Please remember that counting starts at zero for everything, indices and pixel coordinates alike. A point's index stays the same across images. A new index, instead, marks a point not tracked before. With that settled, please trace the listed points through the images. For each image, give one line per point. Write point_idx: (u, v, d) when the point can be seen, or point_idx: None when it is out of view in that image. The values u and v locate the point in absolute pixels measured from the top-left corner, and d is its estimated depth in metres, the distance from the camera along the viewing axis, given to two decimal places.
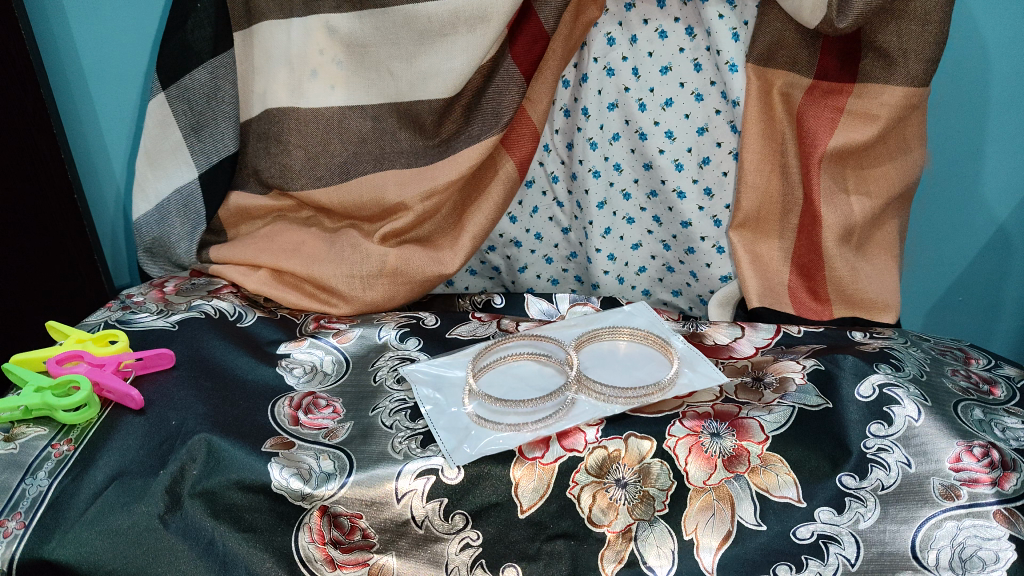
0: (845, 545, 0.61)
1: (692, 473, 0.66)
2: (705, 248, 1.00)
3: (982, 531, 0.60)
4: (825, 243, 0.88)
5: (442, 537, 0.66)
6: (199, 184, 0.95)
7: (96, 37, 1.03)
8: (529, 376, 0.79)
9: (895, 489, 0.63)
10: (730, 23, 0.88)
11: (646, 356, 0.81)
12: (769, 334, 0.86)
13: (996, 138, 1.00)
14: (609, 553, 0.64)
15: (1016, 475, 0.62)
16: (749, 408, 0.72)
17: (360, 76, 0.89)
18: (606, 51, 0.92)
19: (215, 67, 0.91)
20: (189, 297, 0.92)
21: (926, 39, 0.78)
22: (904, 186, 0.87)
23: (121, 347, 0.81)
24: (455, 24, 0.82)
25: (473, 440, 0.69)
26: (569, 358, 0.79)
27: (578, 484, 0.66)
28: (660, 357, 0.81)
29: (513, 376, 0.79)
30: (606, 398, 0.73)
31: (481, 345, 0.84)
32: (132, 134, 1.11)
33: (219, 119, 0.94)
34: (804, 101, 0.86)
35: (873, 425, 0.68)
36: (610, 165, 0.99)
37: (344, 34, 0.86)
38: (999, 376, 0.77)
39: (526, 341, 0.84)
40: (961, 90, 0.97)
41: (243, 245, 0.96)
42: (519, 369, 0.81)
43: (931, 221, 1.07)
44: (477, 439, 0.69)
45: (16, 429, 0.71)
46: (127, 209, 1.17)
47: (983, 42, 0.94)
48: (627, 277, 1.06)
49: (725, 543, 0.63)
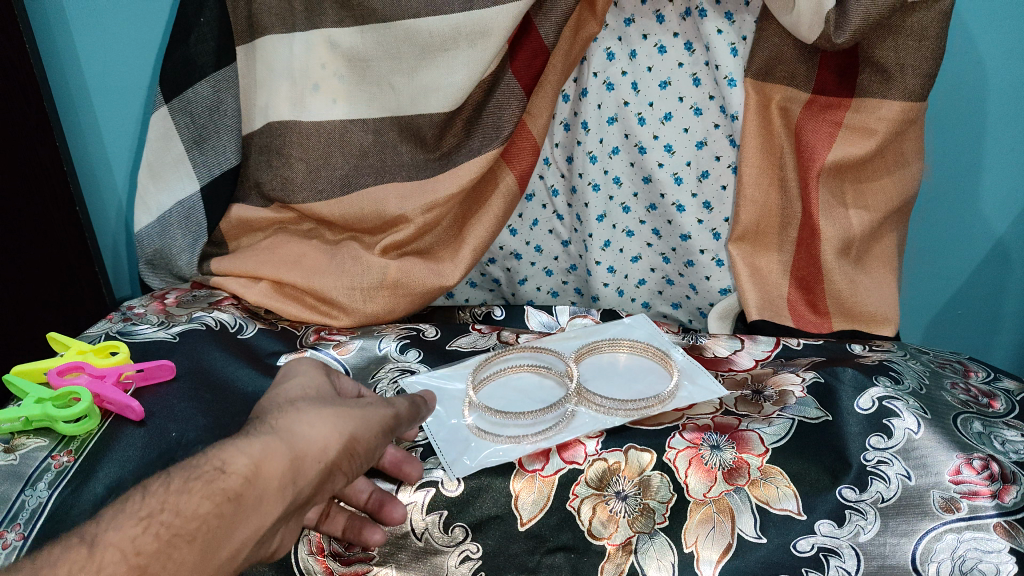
0: (846, 558, 0.61)
1: (692, 485, 0.66)
2: (704, 262, 1.00)
3: (983, 544, 0.60)
4: (824, 256, 0.88)
5: (442, 549, 0.65)
6: (200, 196, 0.96)
7: (99, 50, 1.04)
8: (528, 388, 0.80)
9: (895, 502, 0.63)
10: (729, 38, 0.89)
11: (646, 367, 0.82)
12: (769, 346, 0.86)
13: (993, 152, 1.00)
14: (609, 566, 0.64)
15: (1016, 488, 0.63)
16: (749, 421, 0.72)
17: (361, 89, 0.89)
18: (606, 66, 0.93)
19: (218, 81, 0.92)
20: (189, 309, 0.93)
21: (923, 54, 0.79)
22: (903, 200, 0.87)
23: (121, 358, 0.81)
24: (456, 39, 0.83)
25: (473, 452, 0.69)
26: (569, 370, 0.79)
27: (578, 496, 0.66)
28: (660, 368, 0.82)
29: (512, 388, 0.80)
30: (605, 410, 0.74)
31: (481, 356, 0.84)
32: (134, 146, 1.12)
33: (221, 132, 0.94)
34: (803, 115, 0.87)
35: (873, 438, 0.68)
36: (610, 178, 1.00)
37: (346, 49, 0.87)
38: (998, 389, 0.78)
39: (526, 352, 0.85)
40: (959, 103, 0.98)
41: (243, 257, 0.96)
42: (518, 381, 0.82)
43: (929, 234, 1.08)
44: (477, 451, 0.70)
45: (16, 440, 0.72)
46: (128, 221, 1.17)
47: (980, 57, 0.95)
48: (627, 290, 1.06)
49: (726, 556, 0.62)
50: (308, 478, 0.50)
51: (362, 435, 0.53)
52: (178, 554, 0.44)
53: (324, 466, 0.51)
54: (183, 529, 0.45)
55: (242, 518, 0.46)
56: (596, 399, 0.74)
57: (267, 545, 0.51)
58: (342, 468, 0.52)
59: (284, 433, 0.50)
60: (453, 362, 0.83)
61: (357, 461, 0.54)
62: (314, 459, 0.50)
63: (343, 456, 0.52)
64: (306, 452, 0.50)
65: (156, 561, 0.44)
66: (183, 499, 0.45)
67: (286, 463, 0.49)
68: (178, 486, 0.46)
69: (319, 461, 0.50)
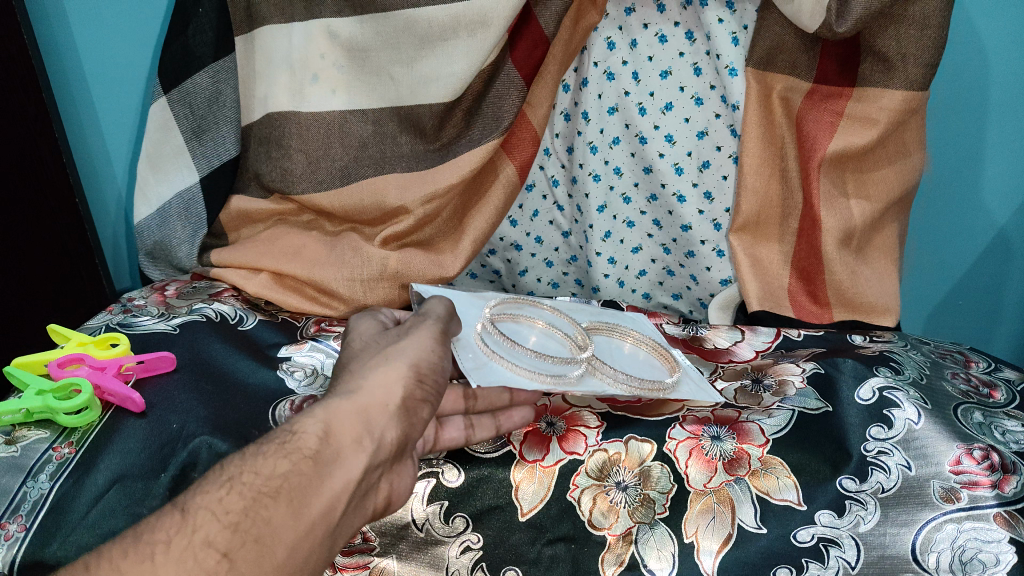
0: (845, 548, 0.62)
1: (692, 475, 0.66)
2: (705, 252, 1.00)
3: (982, 534, 0.60)
4: (825, 246, 0.88)
5: (443, 540, 0.66)
6: (200, 187, 0.95)
7: (98, 41, 1.03)
8: (535, 342, 0.78)
9: (895, 492, 0.63)
10: (730, 27, 0.88)
11: (646, 363, 0.79)
12: (769, 337, 0.86)
13: (994, 143, 1.00)
14: (609, 556, 0.64)
15: (1015, 479, 0.62)
16: (749, 412, 0.72)
17: (360, 80, 0.89)
18: (606, 55, 0.93)
19: (217, 72, 0.91)
20: (189, 300, 0.93)
21: (924, 43, 0.78)
22: (904, 191, 0.87)
23: (121, 350, 0.81)
24: (455, 28, 0.82)
25: (489, 372, 0.66)
26: (580, 337, 0.78)
27: (578, 487, 0.66)
28: (659, 364, 0.79)
29: (519, 337, 0.78)
30: (609, 380, 0.71)
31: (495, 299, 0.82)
32: (133, 138, 1.12)
33: (220, 123, 0.94)
34: (803, 105, 0.86)
35: (873, 429, 0.68)
36: (610, 168, 0.99)
37: (345, 38, 0.86)
38: (998, 379, 0.78)
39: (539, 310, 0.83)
40: (960, 93, 0.97)
41: (243, 249, 0.96)
42: (525, 332, 0.79)
43: (931, 225, 1.07)
44: (493, 372, 0.66)
45: (17, 432, 0.71)
46: (128, 212, 1.17)
47: (982, 47, 0.94)
48: (627, 281, 1.06)
49: (726, 546, 0.63)
50: (382, 425, 0.52)
51: (425, 371, 0.56)
52: (268, 510, 0.46)
53: (396, 409, 0.53)
54: (267, 486, 0.47)
55: (327, 470, 0.48)
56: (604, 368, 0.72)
57: (363, 502, 0.52)
58: (415, 408, 0.54)
59: (350, 389, 0.53)
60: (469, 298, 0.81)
61: (432, 395, 0.56)
62: (383, 406, 0.52)
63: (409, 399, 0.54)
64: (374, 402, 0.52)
65: (247, 518, 0.45)
66: (263, 463, 0.48)
67: (356, 419, 0.51)
68: (256, 454, 0.49)
69: (388, 409, 0.52)
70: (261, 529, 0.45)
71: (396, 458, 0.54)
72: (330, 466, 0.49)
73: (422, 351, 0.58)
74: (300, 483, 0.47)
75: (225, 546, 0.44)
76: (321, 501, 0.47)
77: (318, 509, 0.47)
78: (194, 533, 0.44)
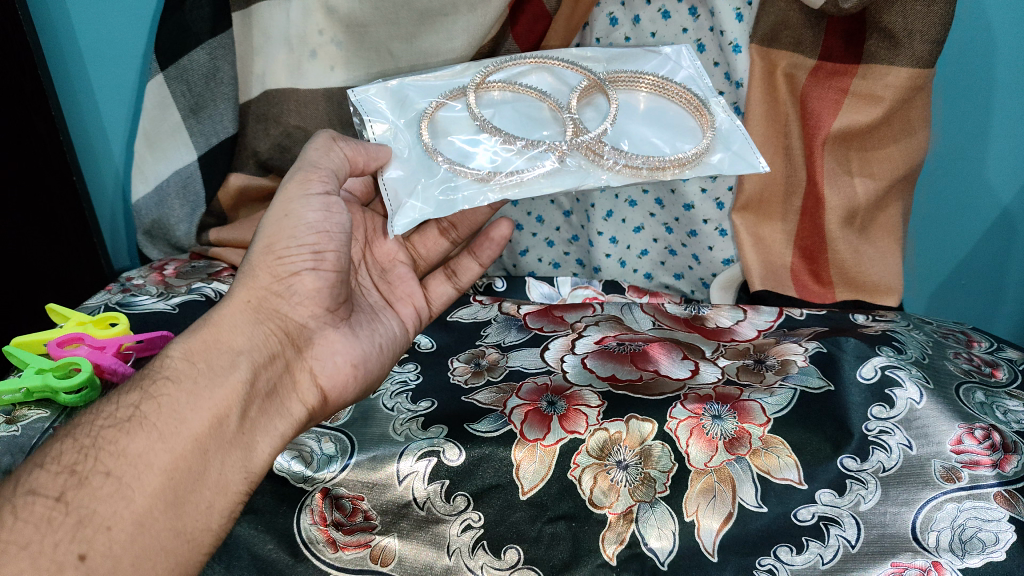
0: (845, 527, 0.61)
1: (693, 455, 0.66)
2: (707, 232, 0.98)
3: (981, 513, 0.60)
4: (828, 224, 0.88)
5: (443, 518, 0.66)
6: (198, 166, 0.93)
7: (92, 18, 1.00)
8: (516, 110, 0.79)
9: (895, 472, 0.63)
10: (734, 3, 0.85)
11: (679, 120, 0.78)
12: (771, 317, 0.86)
13: (1001, 121, 0.98)
14: (609, 534, 0.64)
15: (1017, 458, 0.62)
16: (750, 391, 0.71)
17: (360, 56, 0.87)
18: (608, 31, 0.93)
19: (214, 48, 0.87)
20: (189, 279, 0.94)
21: (931, 19, 0.76)
22: (908, 169, 0.86)
23: (121, 329, 0.81)
24: (455, 4, 0.82)
25: (422, 194, 0.70)
26: (569, 103, 0.77)
27: (578, 466, 0.66)
28: (695, 125, 0.78)
29: (499, 111, 0.79)
30: (605, 165, 0.72)
31: (476, 64, 0.82)
32: (132, 117, 1.10)
33: (218, 100, 0.90)
34: (809, 82, 0.84)
35: (874, 408, 0.68)
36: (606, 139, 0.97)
37: (344, 14, 0.84)
38: (1000, 359, 0.78)
39: (530, 62, 0.82)
40: (968, 71, 0.96)
41: (242, 228, 0.96)
42: (518, 103, 0.80)
43: (933, 206, 1.07)
44: (426, 192, 0.70)
45: (17, 412, 0.72)
46: (126, 192, 1.17)
47: (989, 26, 0.92)
48: (629, 260, 1.06)
49: (726, 525, 0.63)
50: (258, 334, 0.61)
51: (283, 248, 0.63)
52: (125, 443, 0.54)
53: (268, 299, 0.63)
54: (119, 414, 0.55)
55: (204, 387, 0.57)
56: (599, 149, 0.72)
57: (277, 404, 0.61)
58: (288, 290, 0.63)
59: (223, 302, 0.63)
60: (443, 70, 0.81)
61: (309, 263, 0.64)
62: (247, 306, 0.62)
63: (265, 297, 0.63)
64: (229, 326, 0.61)
65: (85, 463, 0.53)
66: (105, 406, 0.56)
67: (229, 351, 0.60)
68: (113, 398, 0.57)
69: (249, 307, 0.62)
70: (113, 465, 0.53)
71: (303, 347, 0.64)
72: (204, 384, 0.57)
73: (280, 224, 0.64)
74: (168, 410, 0.56)
75: (59, 492, 0.51)
76: (203, 416, 0.56)
77: (201, 423, 0.56)
78: (22, 486, 0.51)
